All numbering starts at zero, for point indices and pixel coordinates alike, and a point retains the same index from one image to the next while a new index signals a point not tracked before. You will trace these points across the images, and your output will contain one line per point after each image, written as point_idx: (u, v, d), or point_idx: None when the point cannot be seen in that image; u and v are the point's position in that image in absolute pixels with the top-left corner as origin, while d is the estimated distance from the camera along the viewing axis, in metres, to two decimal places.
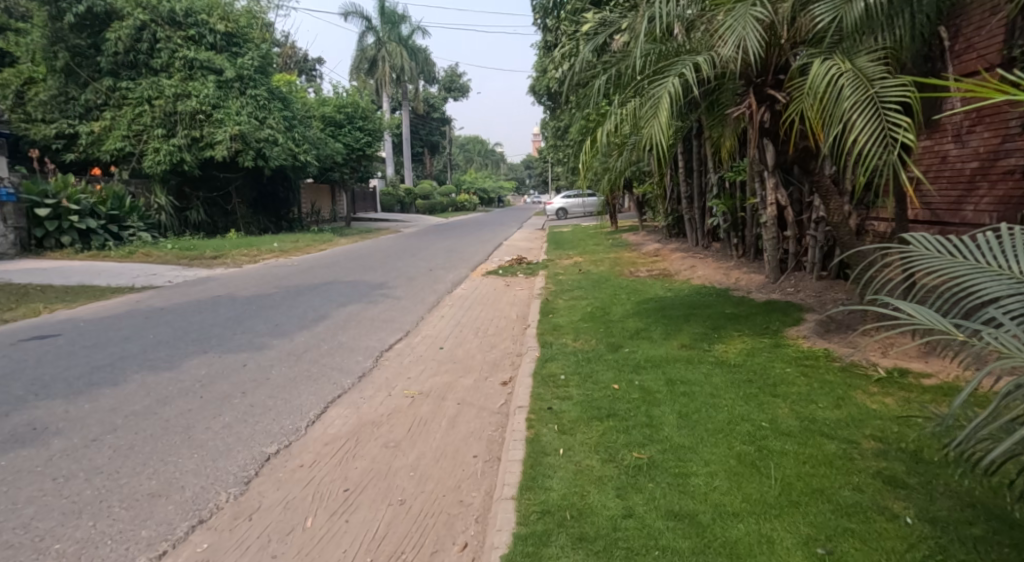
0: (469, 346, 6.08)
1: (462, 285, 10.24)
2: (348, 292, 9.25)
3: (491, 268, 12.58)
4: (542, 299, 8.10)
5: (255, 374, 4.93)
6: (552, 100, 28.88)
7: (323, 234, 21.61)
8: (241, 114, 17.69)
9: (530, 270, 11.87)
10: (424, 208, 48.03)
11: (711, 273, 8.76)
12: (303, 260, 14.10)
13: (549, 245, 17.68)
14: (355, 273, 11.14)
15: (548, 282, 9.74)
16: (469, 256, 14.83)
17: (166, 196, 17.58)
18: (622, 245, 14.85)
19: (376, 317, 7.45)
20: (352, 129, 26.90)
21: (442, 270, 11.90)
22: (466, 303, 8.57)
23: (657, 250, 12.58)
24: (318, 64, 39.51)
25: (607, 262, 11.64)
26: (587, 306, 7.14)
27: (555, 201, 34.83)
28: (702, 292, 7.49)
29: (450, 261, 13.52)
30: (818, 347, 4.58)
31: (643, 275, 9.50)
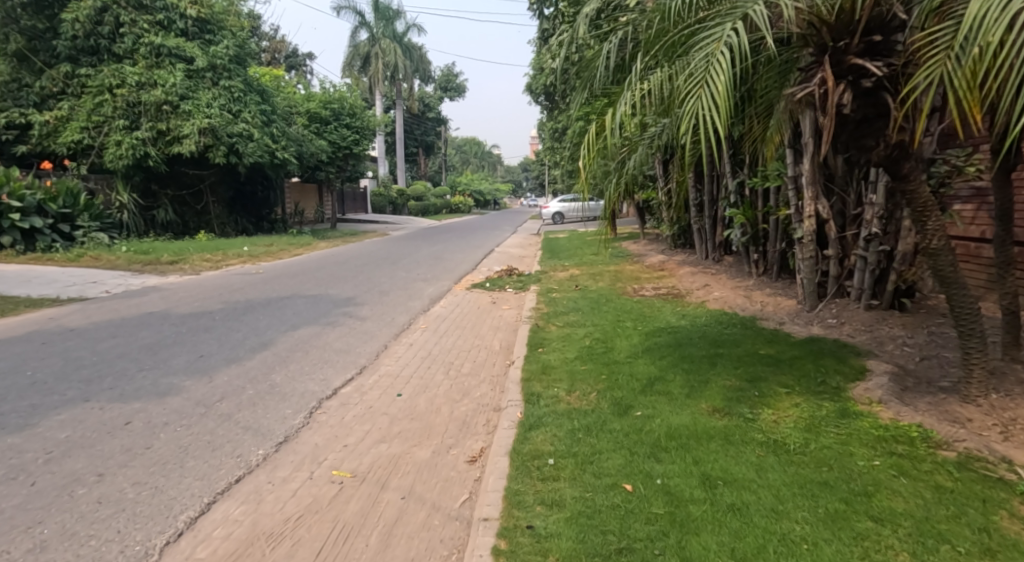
0: (434, 392, 4.80)
1: (441, 302, 8.97)
2: (306, 309, 7.98)
3: (476, 280, 11.35)
4: (531, 324, 6.84)
5: (134, 440, 3.65)
6: (550, 100, 27.64)
7: (303, 236, 20.33)
8: (212, 106, 16.45)
9: (520, 283, 10.60)
10: (416, 209, 46.79)
11: (730, 296, 7.49)
12: (270, 267, 12.81)
13: (543, 253, 16.41)
14: (322, 285, 9.85)
15: (539, 301, 8.48)
16: (455, 265, 13.55)
17: (128, 194, 16.34)
18: (622, 256, 13.62)
19: (330, 346, 6.17)
20: (339, 126, 25.64)
21: (422, 283, 10.65)
22: (442, 327, 7.29)
23: (662, 263, 11.33)
24: (308, 59, 38.26)
25: (607, 276, 10.39)
26: (584, 337, 5.89)
27: (551, 205, 33.61)
28: (723, 321, 6.22)
29: (432, 271, 12.25)
30: (906, 419, 3.29)
31: (649, 295, 8.25)
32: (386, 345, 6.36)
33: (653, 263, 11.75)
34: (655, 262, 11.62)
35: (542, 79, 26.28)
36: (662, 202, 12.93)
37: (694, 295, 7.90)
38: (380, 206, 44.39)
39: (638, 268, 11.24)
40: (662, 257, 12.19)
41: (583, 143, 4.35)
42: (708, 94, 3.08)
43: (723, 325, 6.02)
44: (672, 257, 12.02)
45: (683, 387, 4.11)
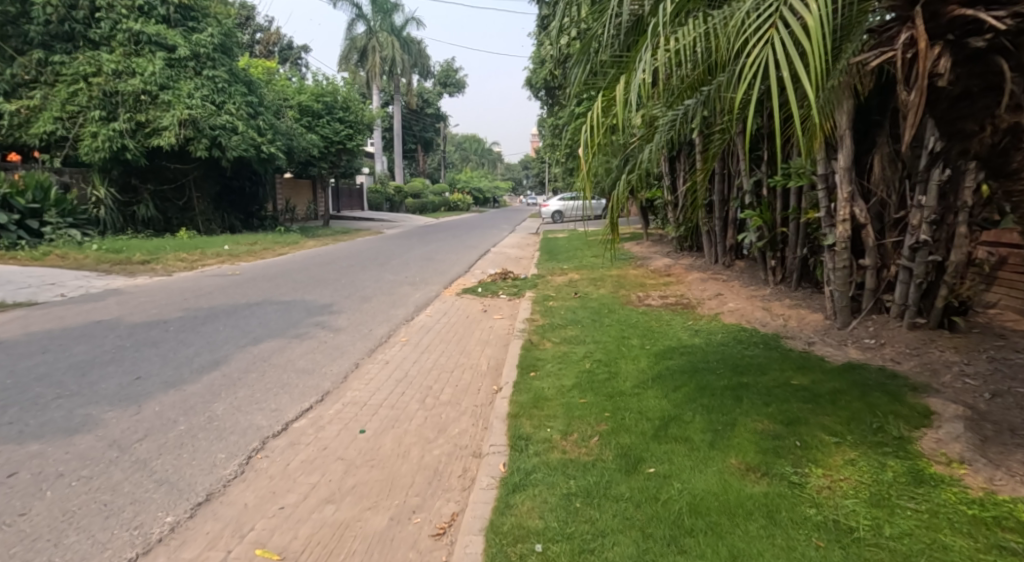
0: (405, 429, 4.02)
1: (427, 310, 8.18)
2: (276, 318, 7.18)
3: (468, 284, 10.56)
4: (524, 338, 6.07)
5: (8, 501, 2.86)
6: (550, 95, 26.85)
7: (291, 234, 19.56)
8: (194, 97, 15.68)
9: (515, 289, 9.85)
10: (413, 206, 46.00)
11: (748, 307, 6.71)
12: (250, 268, 12.05)
13: (541, 254, 15.62)
14: (299, 290, 9.06)
15: (534, 309, 7.70)
16: (446, 267, 12.76)
17: (106, 189, 15.56)
18: (624, 258, 12.84)
19: (293, 364, 5.38)
20: (332, 120, 24.85)
21: (409, 288, 9.87)
22: (425, 340, 6.51)
23: (668, 268, 10.57)
24: (303, 52, 37.41)
25: (610, 281, 9.61)
26: (585, 358, 5.12)
27: (551, 204, 32.85)
28: (744, 339, 5.43)
29: (421, 274, 11.46)
30: (1008, 492, 2.51)
31: (656, 305, 7.47)
32: (358, 364, 5.57)
33: (657, 267, 10.96)
34: (660, 267, 10.83)
35: (543, 73, 25.49)
36: (668, 203, 12.19)
37: (706, 306, 7.13)
38: (376, 203, 43.57)
39: (643, 272, 10.45)
40: (668, 261, 11.40)
41: (591, 113, 3.59)
42: (783, 33, 2.31)
43: (744, 345, 5.24)
44: (677, 262, 11.24)
45: (708, 432, 3.33)
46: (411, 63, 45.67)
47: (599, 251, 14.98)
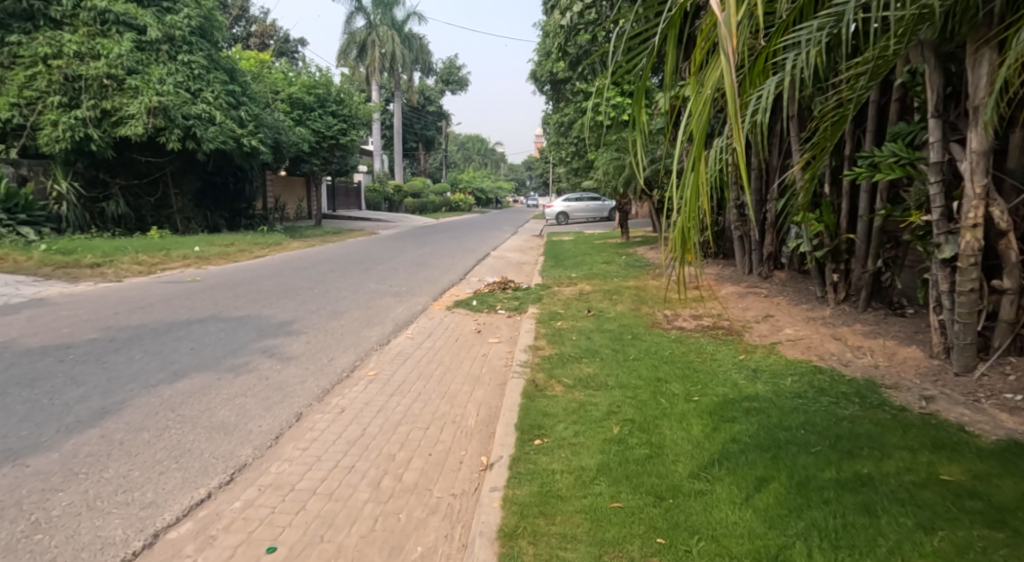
0: (343, 546, 2.59)
1: (408, 330, 6.74)
2: (215, 340, 5.73)
3: (461, 296, 9.15)
4: (528, 377, 4.62)
5: None
6: (555, 90, 25.51)
7: (276, 234, 18.21)
8: (165, 82, 14.29)
9: (515, 302, 8.44)
10: (412, 206, 44.66)
11: (812, 335, 5.24)
12: (215, 273, 10.64)
13: (545, 260, 14.20)
14: (259, 303, 7.63)
15: (540, 331, 6.25)
16: (439, 275, 11.31)
17: (68, 182, 14.14)
18: (639, 267, 11.41)
19: (209, 415, 3.93)
20: (324, 114, 23.52)
21: (391, 301, 8.45)
22: (399, 376, 5.06)
23: (692, 279, 9.14)
24: (299, 46, 36.07)
25: (629, 295, 8.16)
26: (612, 415, 3.68)
27: (555, 205, 31.49)
28: (828, 388, 3.95)
29: (407, 283, 10.03)
30: None
31: (690, 330, 6.03)
32: (300, 415, 4.11)
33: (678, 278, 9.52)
34: (684, 278, 9.37)
35: (549, 66, 24.09)
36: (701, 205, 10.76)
37: (753, 332, 5.67)
38: (374, 202, 42.21)
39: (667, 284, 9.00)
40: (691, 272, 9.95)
41: None
42: None
43: (833, 398, 3.75)
44: (702, 272, 9.79)
45: None
46: (411, 59, 44.37)
47: (609, 257, 13.54)
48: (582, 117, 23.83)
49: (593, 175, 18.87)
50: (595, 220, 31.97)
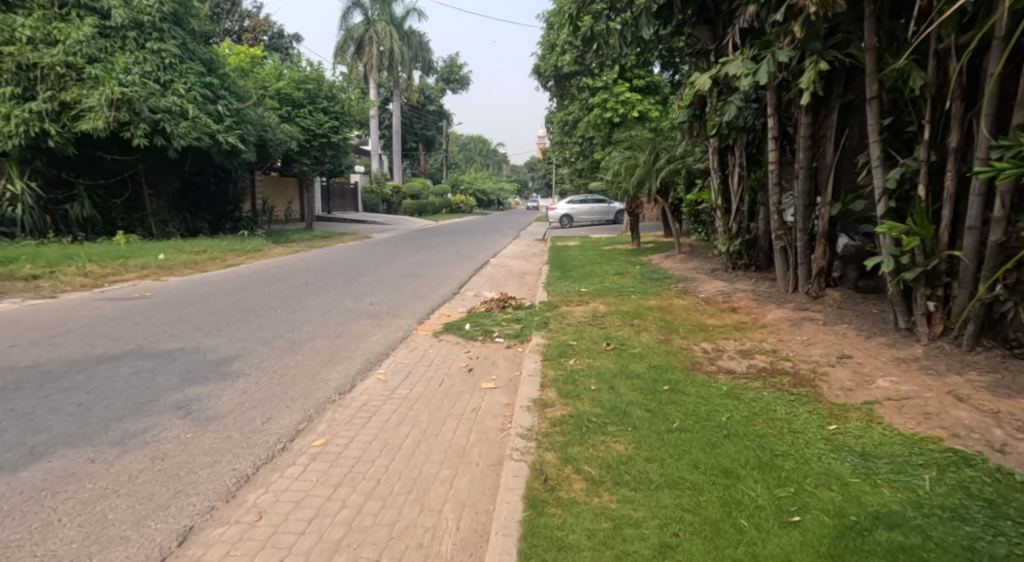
0: None
1: (380, 369, 5.38)
2: (120, 389, 4.34)
3: (452, 317, 7.80)
4: (533, 464, 3.25)
5: None
6: (559, 86, 24.24)
7: (259, 239, 16.91)
8: (130, 72, 12.95)
9: (516, 328, 7.09)
10: (411, 208, 43.43)
11: (922, 394, 3.83)
12: (172, 287, 9.27)
13: (550, 270, 12.85)
14: (204, 330, 6.24)
15: (548, 375, 4.88)
16: (430, 288, 9.97)
17: (24, 183, 12.75)
18: (657, 280, 10.06)
19: (40, 541, 2.53)
20: (315, 110, 22.25)
21: (369, 325, 7.09)
22: (354, 451, 3.67)
23: (726, 300, 7.76)
24: (293, 41, 34.76)
25: (655, 321, 6.78)
26: (669, 557, 2.30)
27: (559, 207, 30.26)
28: (1001, 503, 2.56)
29: (392, 300, 8.70)
30: None
31: (743, 377, 4.64)
32: (185, 536, 2.68)
33: (707, 298, 8.14)
34: (715, 299, 8.00)
35: (554, 60, 22.79)
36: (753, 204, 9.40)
37: (831, 383, 4.28)
38: (371, 204, 40.94)
39: (698, 306, 7.61)
40: (721, 291, 8.57)
41: None
42: None
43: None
44: (734, 290, 8.45)
45: None
46: (410, 56, 43.13)
47: (621, 268, 12.20)
48: (587, 114, 22.55)
49: (600, 176, 17.57)
50: (600, 223, 30.69)
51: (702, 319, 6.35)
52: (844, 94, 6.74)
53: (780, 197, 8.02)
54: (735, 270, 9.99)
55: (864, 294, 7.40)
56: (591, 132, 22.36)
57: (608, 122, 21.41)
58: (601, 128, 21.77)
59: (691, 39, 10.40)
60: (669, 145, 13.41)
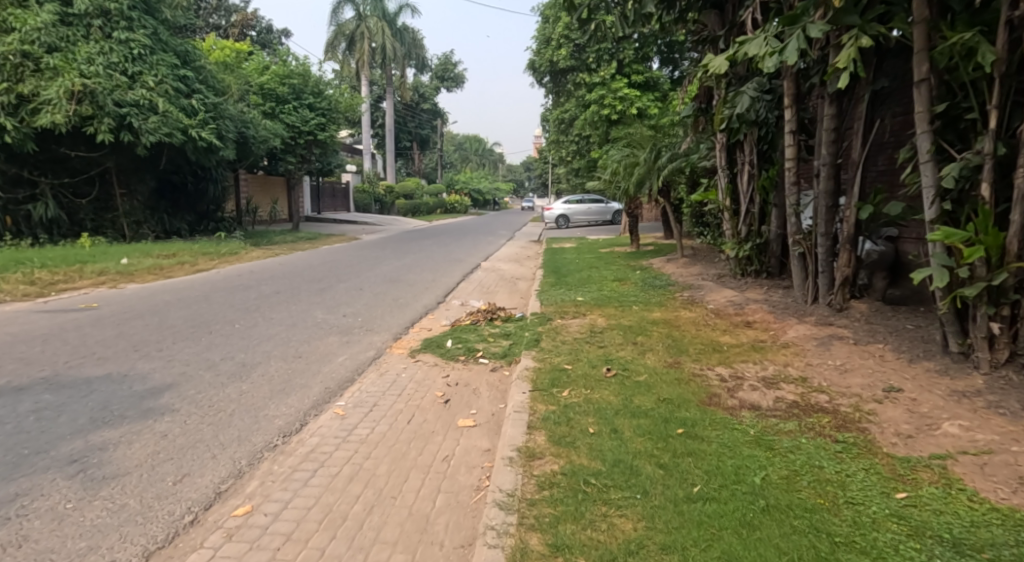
0: None
1: (339, 401, 4.58)
2: (7, 434, 3.51)
3: (432, 333, 6.99)
4: (512, 555, 2.43)
5: None
6: (555, 82, 23.41)
7: (239, 241, 16.06)
8: (94, 62, 12.14)
9: (504, 346, 6.30)
10: (405, 208, 42.61)
11: (1006, 447, 3.04)
12: (127, 295, 8.44)
13: (544, 275, 12.07)
14: (142, 350, 5.41)
15: (537, 414, 4.08)
16: (412, 297, 9.17)
17: None
18: (660, 288, 9.28)
19: None
20: (300, 106, 21.41)
21: (337, 342, 6.28)
22: (285, 526, 2.84)
23: (738, 313, 6.97)
24: (282, 36, 33.88)
25: (659, 339, 6.00)
26: None
27: (555, 207, 29.50)
28: None
29: (369, 311, 7.90)
30: None
31: (771, 417, 3.85)
32: None
33: (717, 310, 7.35)
34: (726, 311, 7.20)
35: (549, 54, 21.98)
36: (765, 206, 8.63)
37: (884, 427, 3.49)
38: (363, 204, 40.08)
39: (708, 320, 6.81)
40: (731, 302, 7.77)
41: None
42: None
43: None
44: (745, 302, 7.66)
45: None
46: (403, 53, 42.29)
47: (620, 273, 11.41)
48: (584, 111, 21.77)
49: (597, 175, 16.79)
50: (596, 223, 29.90)
51: (712, 339, 5.56)
52: (875, 80, 5.97)
53: (798, 197, 7.24)
54: (745, 277, 9.22)
55: (892, 306, 6.63)
56: (587, 130, 21.60)
57: (606, 119, 20.64)
58: (598, 126, 20.99)
59: (696, 26, 9.62)
60: (671, 142, 12.64)
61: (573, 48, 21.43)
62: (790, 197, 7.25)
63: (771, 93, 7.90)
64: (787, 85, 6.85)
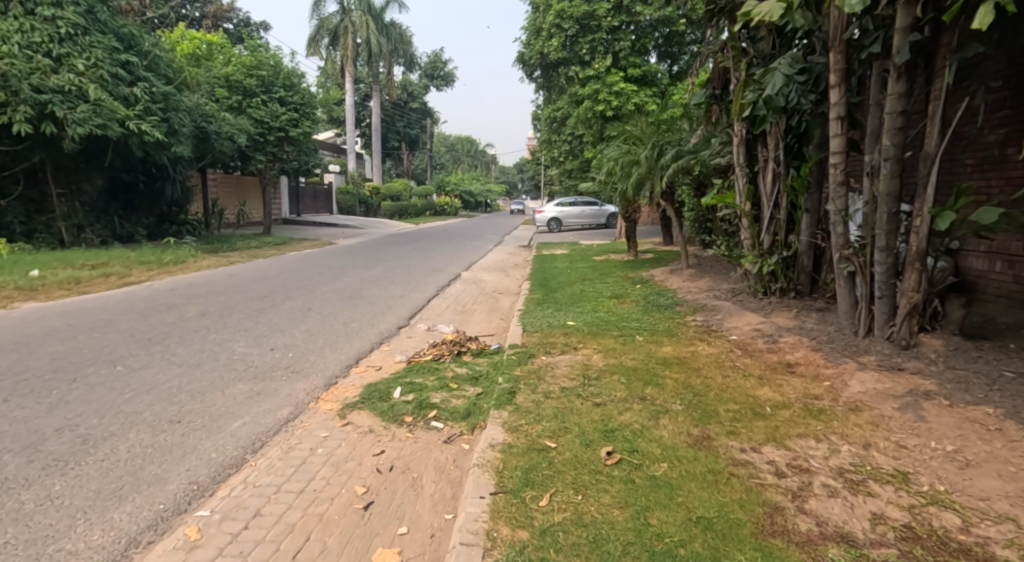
0: None
1: (201, 511, 2.99)
2: None
3: (380, 376, 5.46)
4: None
5: None
6: (546, 77, 22.03)
7: (192, 247, 14.43)
8: (8, 42, 10.64)
9: (469, 401, 4.77)
10: (391, 210, 40.99)
11: None
12: (10, 318, 6.84)
13: (530, 289, 10.58)
14: None
15: (495, 555, 2.54)
16: (368, 321, 7.64)
17: None
18: (666, 310, 7.75)
19: None
20: (269, 100, 19.80)
21: (243, 391, 4.69)
22: None
23: (772, 352, 5.43)
24: (260, 29, 32.21)
25: (674, 395, 4.46)
26: None
27: (546, 210, 27.99)
28: None
29: (307, 342, 6.35)
30: None
31: None
32: None
33: (744, 344, 5.82)
34: (756, 347, 5.67)
35: (539, 45, 20.45)
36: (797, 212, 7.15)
37: None
38: (347, 205, 38.47)
39: (736, 360, 5.28)
40: (758, 331, 6.25)
41: None
42: None
43: None
44: (775, 332, 6.14)
45: None
46: (389, 49, 40.72)
47: (617, 288, 9.92)
48: (576, 107, 20.20)
49: (590, 176, 15.28)
50: (589, 226, 28.42)
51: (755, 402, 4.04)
52: (965, 46, 4.50)
53: (847, 201, 5.69)
54: (769, 297, 7.74)
55: (975, 342, 5.13)
56: (580, 128, 20.15)
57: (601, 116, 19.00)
58: (592, 123, 19.48)
59: None
60: (674, 139, 11.17)
61: (566, 39, 19.98)
62: (837, 202, 5.72)
63: (805, 73, 6.48)
64: (834, 57, 5.38)
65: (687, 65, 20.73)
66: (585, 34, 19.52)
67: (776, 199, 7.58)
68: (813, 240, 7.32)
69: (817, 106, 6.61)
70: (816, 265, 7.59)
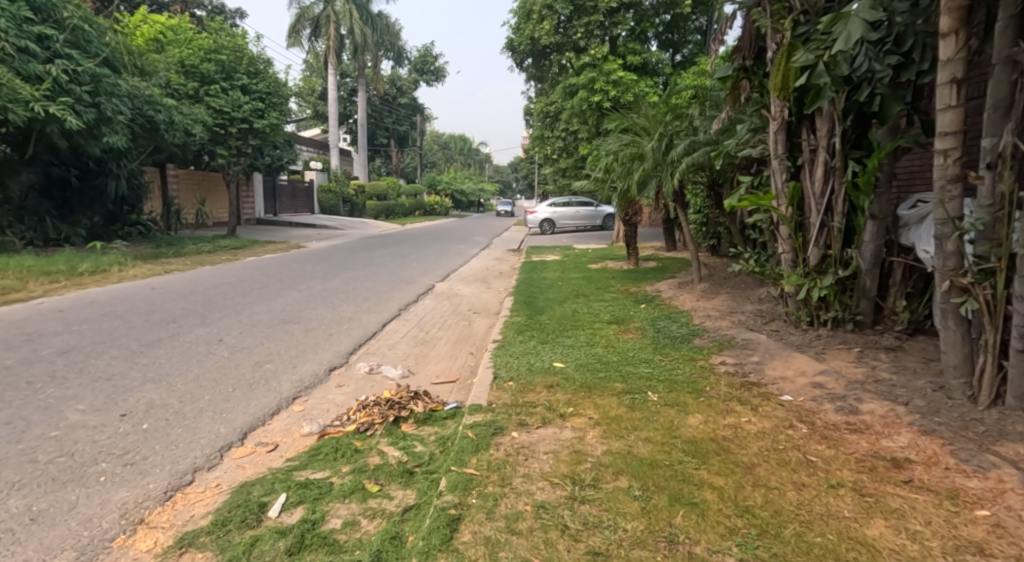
0: None
1: None
2: None
3: (266, 468, 3.63)
4: None
5: None
6: (537, 66, 20.23)
7: (126, 252, 12.59)
8: None
9: (385, 529, 2.93)
10: (377, 210, 39.10)
11: None
12: None
13: (512, 308, 8.80)
14: None
15: None
16: (292, 360, 5.80)
17: None
18: (681, 348, 5.95)
19: None
20: (231, 88, 17.91)
21: (5, 515, 2.86)
22: None
23: (852, 433, 3.63)
24: (236, 16, 30.32)
25: (723, 537, 2.64)
26: None
27: (539, 211, 26.20)
28: None
29: (186, 398, 4.52)
30: None
31: None
32: None
33: (808, 414, 3.99)
34: (828, 421, 3.84)
35: (529, 29, 18.75)
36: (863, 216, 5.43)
37: None
38: (330, 205, 36.52)
39: (804, 450, 3.45)
40: (820, 390, 4.41)
41: None
42: None
43: None
44: (848, 391, 4.31)
45: None
46: (375, 41, 38.80)
47: (618, 310, 8.12)
48: (570, 99, 18.34)
49: (586, 173, 13.48)
50: (584, 227, 26.60)
51: None
52: None
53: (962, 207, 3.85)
54: (818, 329, 5.95)
55: None
56: (574, 120, 18.35)
57: (597, 108, 17.09)
58: (587, 116, 17.56)
59: None
60: (685, 128, 9.37)
61: (559, 22, 18.42)
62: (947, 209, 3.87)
63: (882, 27, 4.76)
64: None
65: (691, 53, 18.85)
66: (580, 16, 17.71)
67: (828, 201, 5.81)
68: (879, 256, 5.53)
69: (895, 73, 4.86)
70: (881, 288, 5.81)
